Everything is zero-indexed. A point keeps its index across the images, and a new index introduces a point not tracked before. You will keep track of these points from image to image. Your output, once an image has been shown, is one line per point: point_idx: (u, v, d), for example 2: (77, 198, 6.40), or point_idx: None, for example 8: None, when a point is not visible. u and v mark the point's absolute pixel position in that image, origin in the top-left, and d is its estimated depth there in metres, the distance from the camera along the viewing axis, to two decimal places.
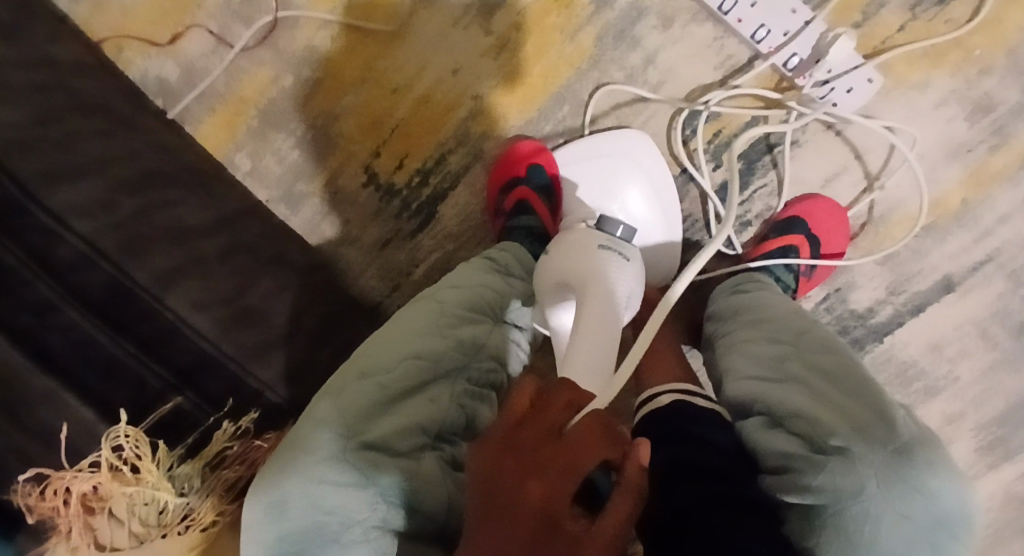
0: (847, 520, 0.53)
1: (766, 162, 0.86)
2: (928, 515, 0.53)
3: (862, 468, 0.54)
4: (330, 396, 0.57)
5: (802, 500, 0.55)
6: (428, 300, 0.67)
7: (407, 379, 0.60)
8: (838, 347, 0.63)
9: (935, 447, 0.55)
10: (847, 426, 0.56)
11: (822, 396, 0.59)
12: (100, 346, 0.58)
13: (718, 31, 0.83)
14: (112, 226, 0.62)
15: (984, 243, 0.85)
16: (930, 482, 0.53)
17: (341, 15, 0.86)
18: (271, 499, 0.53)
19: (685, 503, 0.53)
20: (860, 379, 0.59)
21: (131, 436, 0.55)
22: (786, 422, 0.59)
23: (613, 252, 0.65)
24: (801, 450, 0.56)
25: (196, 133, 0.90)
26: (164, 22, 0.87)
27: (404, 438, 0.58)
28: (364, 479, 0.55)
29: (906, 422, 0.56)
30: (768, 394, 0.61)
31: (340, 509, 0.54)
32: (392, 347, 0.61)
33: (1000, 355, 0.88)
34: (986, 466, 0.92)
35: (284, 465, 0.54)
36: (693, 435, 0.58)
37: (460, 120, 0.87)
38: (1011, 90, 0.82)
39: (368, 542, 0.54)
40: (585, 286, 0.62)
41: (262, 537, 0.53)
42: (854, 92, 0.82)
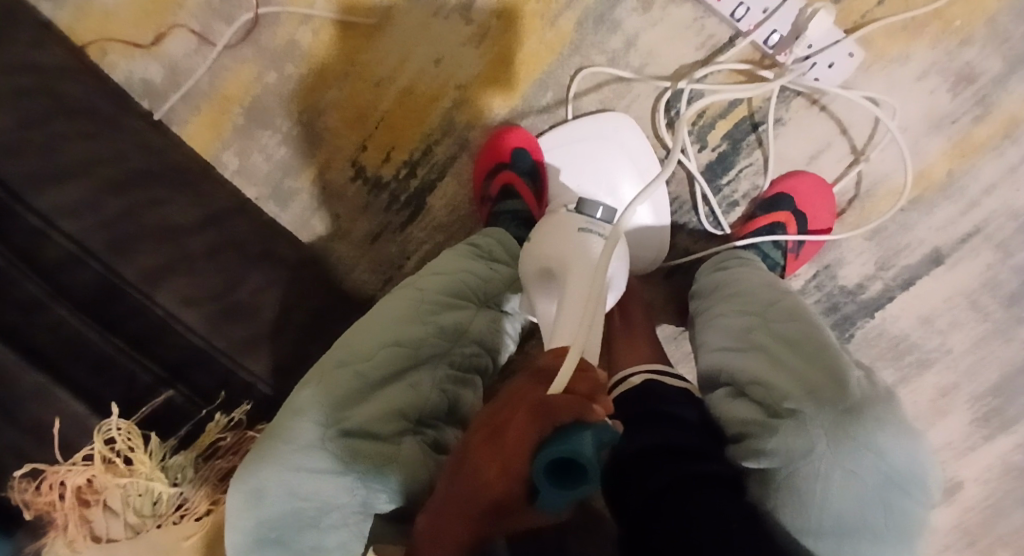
0: (799, 478, 0.57)
1: (751, 141, 0.86)
2: (877, 470, 0.56)
3: (811, 428, 0.57)
4: (310, 385, 0.58)
5: (758, 465, 0.59)
6: (409, 287, 0.67)
7: (386, 366, 0.61)
8: (803, 313, 0.66)
9: (886, 406, 0.57)
10: (801, 390, 0.59)
11: (782, 363, 0.62)
12: (89, 343, 0.58)
13: (698, 11, 0.83)
14: (99, 227, 0.62)
15: (971, 215, 0.86)
16: (879, 438, 0.56)
17: (321, 10, 0.86)
18: (249, 488, 0.54)
19: (661, 484, 0.54)
20: (817, 343, 0.61)
21: (123, 429, 0.56)
22: (748, 390, 0.63)
23: (591, 233, 0.66)
24: (758, 416, 0.60)
25: (183, 133, 0.90)
26: (147, 23, 0.87)
27: (384, 423, 0.59)
28: (341, 467, 0.56)
29: (858, 382, 0.58)
30: (731, 364, 0.66)
31: (318, 494, 0.55)
32: (373, 335, 0.62)
33: (992, 325, 0.88)
34: (982, 437, 0.92)
35: (263, 457, 0.55)
36: (668, 415, 0.60)
37: (445, 109, 0.87)
38: (992, 59, 0.83)
39: (347, 526, 0.57)
40: (569, 262, 0.63)
41: (244, 524, 0.54)
42: (835, 67, 0.83)
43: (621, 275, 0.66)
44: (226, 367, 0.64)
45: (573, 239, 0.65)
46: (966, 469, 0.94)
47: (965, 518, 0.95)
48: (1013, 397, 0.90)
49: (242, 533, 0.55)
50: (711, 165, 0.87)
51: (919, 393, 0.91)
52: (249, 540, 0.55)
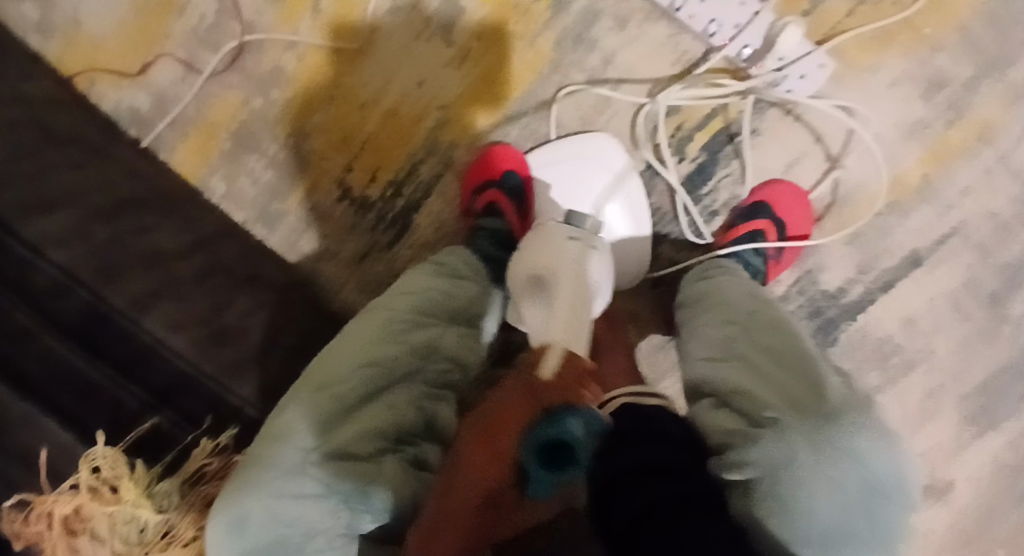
0: (782, 488, 0.58)
1: (728, 152, 0.88)
2: (855, 476, 0.57)
3: (791, 437, 0.58)
4: (288, 409, 0.59)
5: (741, 476, 0.59)
6: (378, 310, 0.68)
7: (362, 387, 0.63)
8: (782, 322, 0.68)
9: (864, 412, 0.60)
10: (779, 399, 0.62)
11: (762, 372, 0.64)
12: (75, 369, 0.60)
13: (671, 28, 0.86)
14: (87, 254, 0.64)
15: (948, 218, 0.87)
16: (854, 444, 0.58)
17: (306, 35, 0.88)
18: (231, 517, 0.55)
19: (645, 503, 0.54)
20: (795, 353, 0.64)
21: (108, 457, 0.57)
22: (730, 400, 0.64)
23: (581, 243, 0.68)
24: (739, 426, 0.61)
25: (171, 160, 0.91)
26: (134, 54, 0.89)
27: (364, 443, 0.60)
28: (324, 488, 0.57)
29: (833, 390, 0.61)
30: (715, 375, 0.67)
31: (303, 519, 0.56)
32: (346, 358, 0.64)
33: (974, 325, 0.90)
34: (971, 437, 0.93)
35: (245, 485, 0.56)
36: (652, 429, 0.60)
37: (429, 130, 0.89)
38: (961, 66, 0.85)
39: (332, 549, 0.57)
40: (558, 270, 0.64)
41: (229, 552, 0.55)
42: (807, 78, 0.85)
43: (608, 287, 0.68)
44: (213, 391, 0.65)
45: (565, 249, 0.67)
46: (957, 469, 0.94)
47: (959, 520, 0.95)
48: (998, 395, 0.91)
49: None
50: (690, 176, 0.89)
51: (906, 395, 0.92)
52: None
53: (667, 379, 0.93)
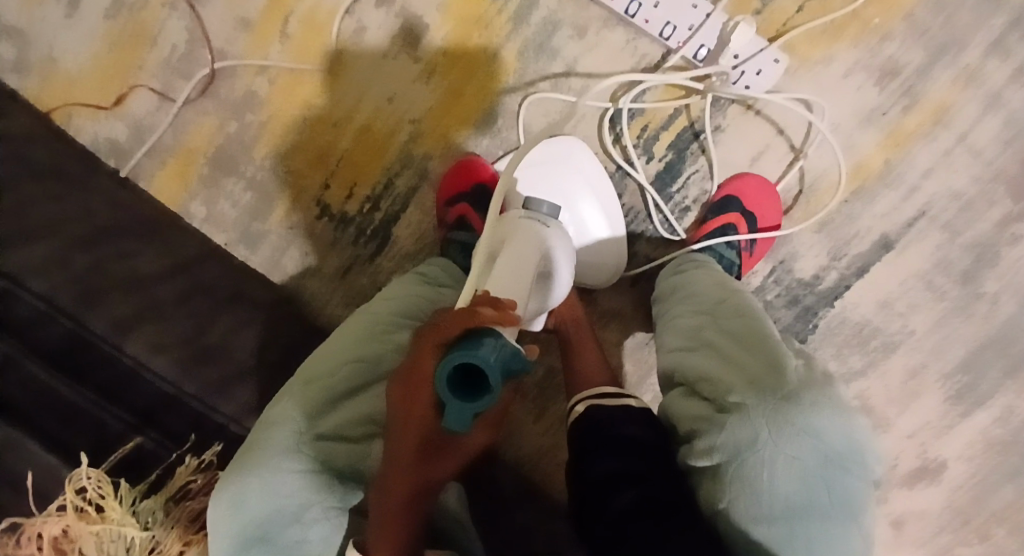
0: (748, 469, 0.58)
1: (694, 149, 0.90)
2: (818, 454, 0.57)
3: (754, 418, 0.59)
4: (281, 402, 0.64)
5: (710, 461, 0.61)
6: (363, 313, 0.72)
7: (351, 380, 0.66)
8: (748, 310, 0.69)
9: (824, 389, 0.59)
10: (743, 382, 0.61)
11: (727, 358, 0.65)
12: (60, 395, 0.63)
13: (630, 34, 0.88)
14: (68, 281, 0.66)
15: (912, 200, 0.89)
16: (817, 422, 0.57)
17: (276, 60, 0.90)
18: (231, 495, 0.58)
19: (622, 507, 0.61)
20: (761, 336, 0.64)
21: (94, 477, 0.59)
22: (699, 387, 0.66)
23: (533, 220, 0.70)
24: (707, 411, 0.63)
25: (150, 187, 0.93)
26: (109, 86, 0.91)
27: (355, 427, 0.64)
28: (316, 466, 0.61)
29: (796, 369, 0.60)
30: (685, 363, 0.69)
31: (297, 495, 0.59)
32: (335, 355, 0.67)
33: (949, 303, 0.91)
34: (958, 415, 0.93)
35: (245, 466, 0.59)
36: (614, 439, 0.66)
37: (402, 144, 0.91)
38: (913, 52, 0.87)
39: (327, 520, 0.60)
40: (510, 238, 0.66)
41: (227, 529, 0.58)
42: (763, 74, 0.88)
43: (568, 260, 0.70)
44: (197, 410, 0.67)
45: (513, 226, 0.68)
46: (947, 448, 0.94)
47: (955, 500, 0.95)
48: (981, 372, 0.92)
49: (229, 540, 0.58)
50: (660, 175, 0.91)
51: (888, 376, 0.93)
52: (235, 546, 0.58)
53: (653, 375, 0.94)
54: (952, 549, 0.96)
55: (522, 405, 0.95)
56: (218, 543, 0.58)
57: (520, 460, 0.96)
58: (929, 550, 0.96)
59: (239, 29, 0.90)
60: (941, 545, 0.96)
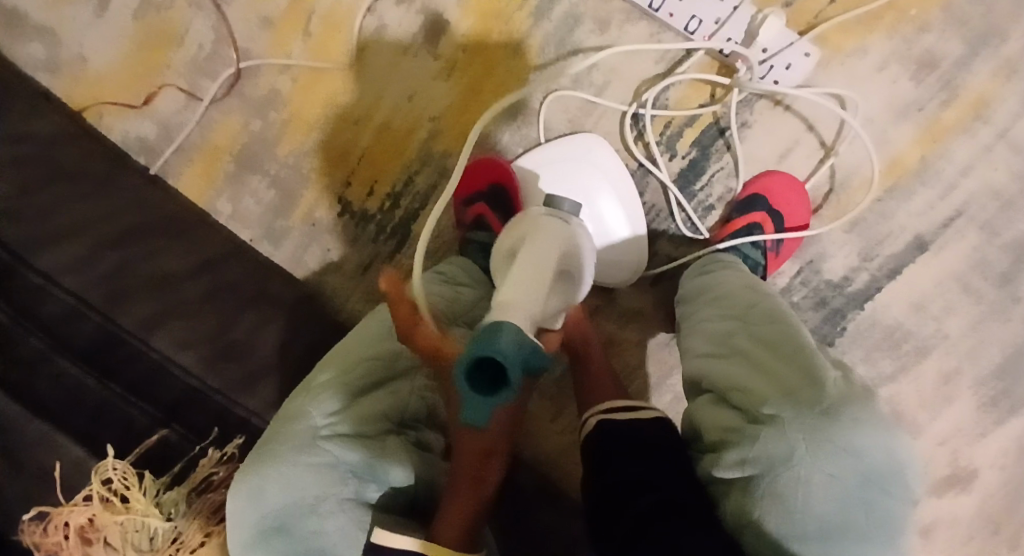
0: (782, 485, 0.58)
1: (720, 146, 0.88)
2: (856, 472, 0.57)
3: (791, 433, 0.58)
4: (299, 397, 0.62)
5: (740, 473, 0.60)
6: (380, 311, 0.71)
7: (369, 376, 0.65)
8: (783, 316, 0.68)
9: (864, 404, 0.58)
10: (778, 393, 0.61)
11: (760, 366, 0.64)
12: (89, 390, 0.64)
13: (653, 27, 0.87)
14: (98, 280, 0.68)
15: (950, 198, 0.86)
16: (856, 440, 0.57)
17: (298, 57, 0.91)
18: (249, 487, 0.56)
19: (642, 509, 0.58)
20: (796, 346, 0.63)
21: (120, 468, 0.60)
22: (729, 396, 0.65)
23: (555, 217, 0.67)
24: (738, 422, 0.62)
25: (178, 184, 0.95)
26: (138, 85, 0.93)
27: (370, 424, 0.62)
28: (334, 459, 0.59)
29: (834, 382, 0.60)
30: (713, 371, 0.67)
31: (315, 486, 0.58)
32: (350, 352, 0.66)
33: (987, 306, 0.87)
34: (992, 422, 0.89)
35: (264, 458, 0.57)
36: (637, 443, 0.65)
37: (422, 141, 0.91)
38: (952, 43, 0.84)
39: (343, 512, 0.59)
40: (529, 238, 0.63)
41: (245, 520, 0.56)
42: (792, 68, 0.84)
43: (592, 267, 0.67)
44: (222, 404, 0.68)
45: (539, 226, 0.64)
46: (980, 456, 0.90)
47: (988, 509, 0.91)
48: (1020, 377, 0.88)
49: (247, 530, 0.57)
50: (683, 172, 0.89)
51: (920, 381, 0.89)
52: (252, 537, 0.57)
53: (674, 377, 0.92)
54: None
55: (541, 403, 0.95)
56: (234, 536, 0.57)
57: (539, 459, 0.95)
58: None
59: (262, 28, 0.91)
60: None
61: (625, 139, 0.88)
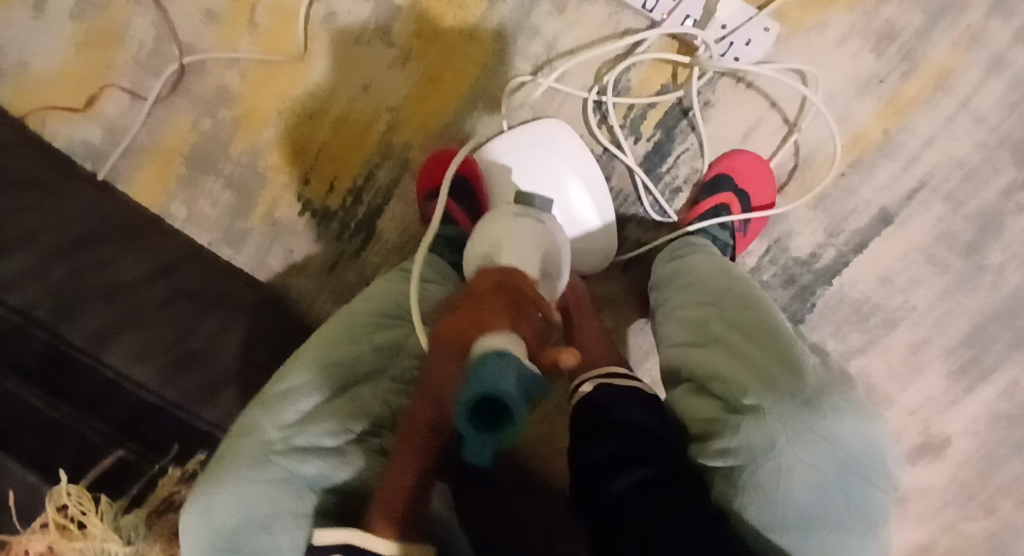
0: (763, 476, 0.58)
1: (684, 126, 0.87)
2: (837, 461, 0.57)
3: (772, 422, 0.58)
4: (255, 410, 0.61)
5: (722, 463, 0.60)
6: (342, 316, 0.70)
7: (329, 384, 0.63)
8: (756, 301, 0.68)
9: (843, 392, 0.59)
10: (758, 383, 0.60)
11: (739, 355, 0.64)
12: (36, 410, 0.59)
13: (611, 8, 0.85)
14: (45, 293, 0.65)
15: (913, 170, 0.86)
16: (836, 429, 0.58)
17: (247, 52, 0.88)
18: (201, 507, 0.56)
19: (621, 491, 0.59)
20: (772, 332, 0.64)
21: (75, 495, 0.57)
22: (708, 385, 0.64)
23: (528, 216, 0.67)
24: (719, 412, 0.62)
25: (129, 189, 0.91)
26: (80, 88, 0.89)
27: (330, 433, 0.60)
28: (289, 474, 0.58)
29: (813, 369, 0.60)
30: (690, 359, 0.67)
31: (266, 503, 0.56)
32: (309, 361, 0.65)
33: (953, 276, 0.88)
34: (962, 390, 0.90)
35: (216, 477, 0.56)
36: (616, 427, 0.63)
37: (381, 133, 0.88)
38: (910, 15, 0.84)
39: (298, 528, 0.56)
40: (503, 240, 0.62)
41: (198, 543, 0.55)
42: (752, 44, 0.83)
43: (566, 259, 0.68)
44: (181, 418, 0.67)
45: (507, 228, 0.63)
46: (951, 423, 0.91)
47: (959, 475, 0.92)
48: (987, 344, 0.89)
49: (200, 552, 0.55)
50: (648, 155, 0.88)
51: (889, 354, 0.90)
52: None
53: (649, 360, 0.92)
54: (958, 524, 0.94)
55: None
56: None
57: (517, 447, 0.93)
58: (935, 527, 0.94)
59: (208, 22, 0.88)
60: (946, 520, 0.94)
61: (588, 126, 0.87)
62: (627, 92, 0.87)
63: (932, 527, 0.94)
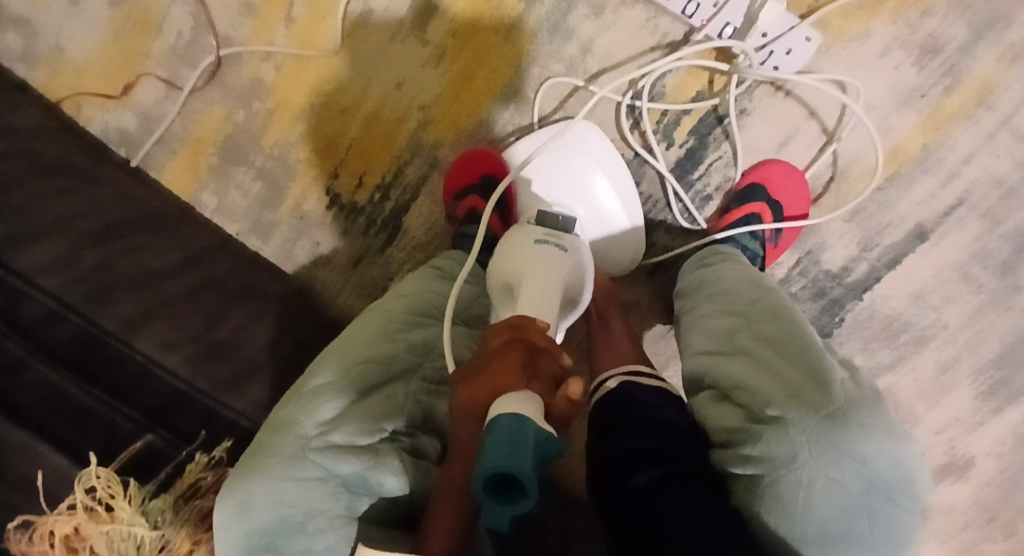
0: (783, 488, 0.57)
1: (718, 134, 0.86)
2: (861, 479, 0.56)
3: (794, 435, 0.57)
4: (289, 404, 0.61)
5: (743, 471, 0.59)
6: (376, 310, 0.71)
7: (363, 381, 0.64)
8: (786, 313, 0.67)
9: (872, 410, 0.58)
10: (782, 394, 0.60)
11: (764, 367, 0.63)
12: (69, 397, 0.60)
13: (650, 11, 0.84)
14: (77, 281, 0.65)
15: (951, 186, 0.84)
16: (862, 446, 0.56)
17: (282, 45, 0.88)
18: (237, 502, 0.56)
19: (645, 483, 0.57)
20: (801, 344, 0.63)
21: (104, 477, 0.58)
22: (731, 394, 0.64)
23: (551, 244, 0.69)
24: (741, 422, 0.61)
25: (160, 177, 0.92)
26: (117, 75, 0.90)
27: (364, 432, 0.61)
28: (325, 473, 0.58)
29: (842, 384, 0.59)
30: (714, 368, 0.66)
31: (304, 502, 0.56)
32: (343, 355, 0.65)
33: (987, 295, 0.86)
34: (990, 411, 0.89)
35: (251, 470, 0.57)
36: (642, 418, 0.62)
37: (412, 131, 0.88)
38: (956, 28, 0.82)
39: (334, 530, 0.57)
40: (528, 271, 0.65)
41: (233, 538, 0.56)
42: (793, 52, 0.82)
43: (591, 275, 0.71)
44: (208, 406, 0.67)
45: (535, 253, 0.67)
46: (978, 444, 0.90)
47: (984, 497, 0.91)
48: (1020, 366, 0.87)
49: (235, 547, 0.56)
50: (680, 162, 0.87)
51: (917, 372, 0.88)
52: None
53: (670, 368, 0.91)
54: (979, 547, 0.92)
55: None
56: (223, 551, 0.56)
57: None
58: (955, 549, 0.93)
59: (244, 14, 0.88)
60: (968, 543, 0.92)
61: (620, 131, 0.87)
62: (661, 97, 0.86)
63: (952, 548, 0.93)
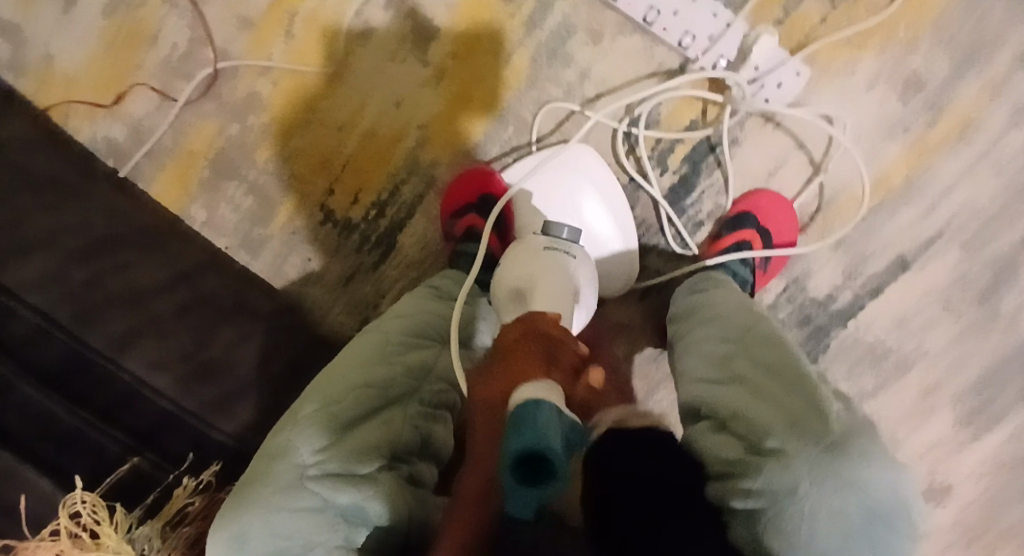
0: (786, 520, 0.57)
1: (710, 161, 0.88)
2: (863, 507, 0.56)
3: (795, 467, 0.58)
4: (286, 430, 0.60)
5: (746, 504, 0.59)
6: (373, 331, 0.70)
7: (360, 406, 0.63)
8: (778, 341, 0.68)
9: (869, 438, 0.58)
10: (780, 425, 0.61)
11: (761, 397, 0.64)
12: (57, 419, 0.58)
13: (646, 41, 0.86)
14: (65, 298, 0.63)
15: (933, 217, 0.87)
16: (862, 474, 0.56)
17: (279, 61, 0.88)
18: (233, 535, 0.55)
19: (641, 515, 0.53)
20: (796, 374, 0.64)
21: (89, 501, 0.55)
22: (729, 424, 0.65)
23: (559, 251, 0.70)
24: (740, 453, 0.62)
25: (149, 190, 0.90)
26: (108, 86, 0.89)
27: (362, 459, 0.60)
28: (323, 503, 0.57)
29: (838, 414, 0.60)
30: (711, 397, 0.67)
31: (301, 533, 0.55)
32: (341, 379, 0.64)
33: (967, 322, 0.89)
34: (968, 435, 0.91)
35: (245, 502, 0.55)
36: (647, 444, 0.57)
37: (408, 149, 0.88)
38: (939, 64, 0.85)
39: None
40: (539, 280, 0.66)
41: None
42: (784, 85, 0.85)
43: (594, 282, 0.72)
44: (197, 428, 0.65)
45: (542, 261, 0.68)
46: (956, 467, 0.92)
47: (962, 519, 0.93)
48: (996, 391, 0.90)
49: None
50: (673, 188, 0.88)
51: (900, 396, 0.90)
52: None
53: (659, 391, 0.92)
54: None
55: None
56: None
57: None
58: None
59: (242, 28, 0.88)
60: None
61: (617, 155, 0.88)
62: (654, 125, 0.88)
63: None
